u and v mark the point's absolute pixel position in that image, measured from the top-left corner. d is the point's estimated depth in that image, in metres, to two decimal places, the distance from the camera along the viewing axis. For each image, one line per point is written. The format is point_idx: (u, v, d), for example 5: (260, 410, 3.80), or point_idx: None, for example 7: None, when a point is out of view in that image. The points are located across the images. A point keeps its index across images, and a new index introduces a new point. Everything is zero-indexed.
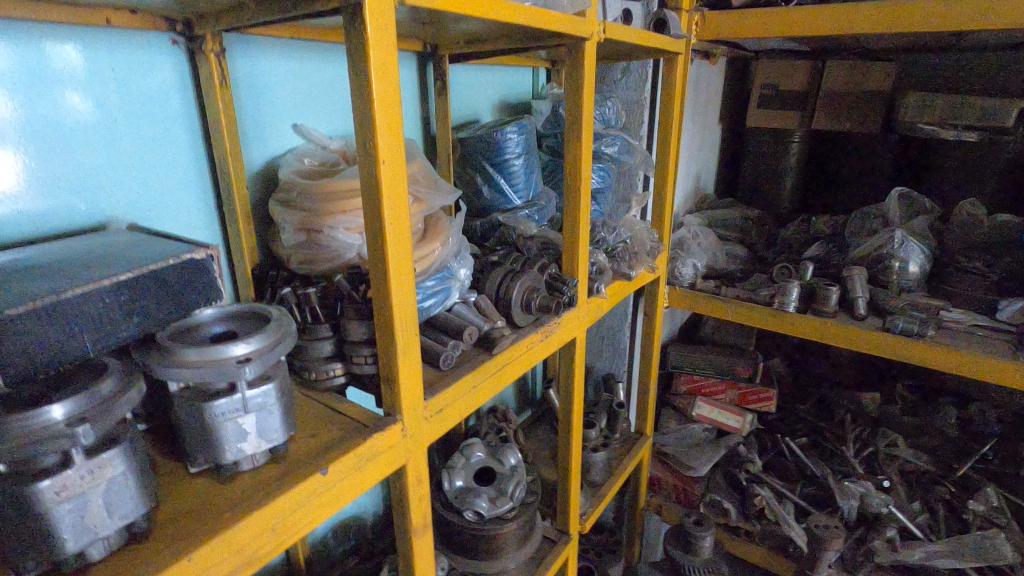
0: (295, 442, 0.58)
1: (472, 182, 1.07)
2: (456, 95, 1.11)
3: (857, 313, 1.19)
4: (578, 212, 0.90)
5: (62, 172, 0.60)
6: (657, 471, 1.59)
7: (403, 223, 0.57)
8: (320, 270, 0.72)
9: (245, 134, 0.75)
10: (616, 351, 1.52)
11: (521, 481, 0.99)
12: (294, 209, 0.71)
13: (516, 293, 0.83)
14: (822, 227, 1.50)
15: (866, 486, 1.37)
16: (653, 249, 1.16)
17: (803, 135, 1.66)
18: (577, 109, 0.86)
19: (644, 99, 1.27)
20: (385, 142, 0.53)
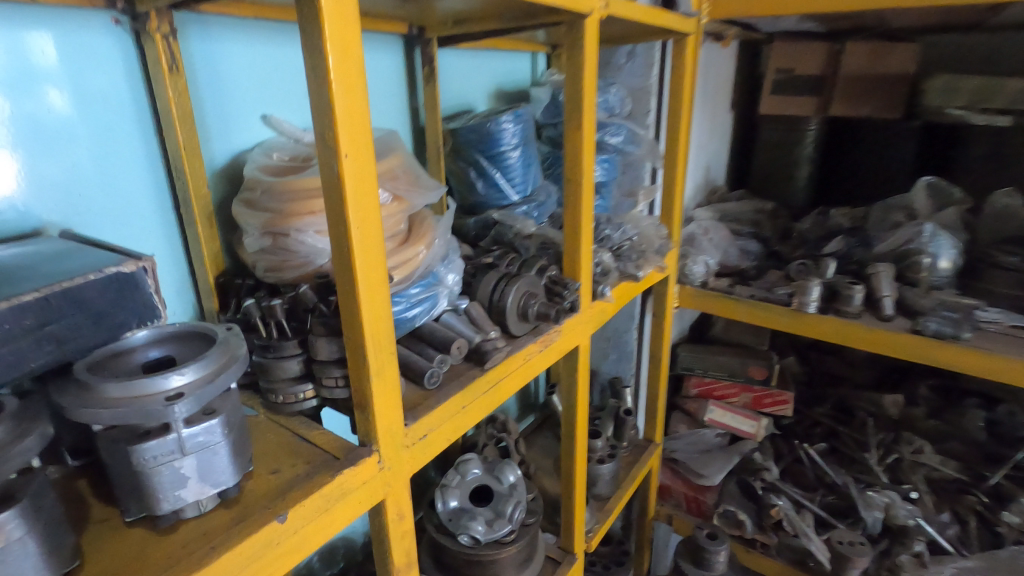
0: (251, 480, 0.50)
1: (464, 176, 0.98)
2: (448, 83, 1.03)
3: (883, 314, 1.10)
4: (580, 207, 0.82)
5: (6, 174, 0.54)
6: (666, 479, 1.51)
7: (374, 224, 0.49)
8: (287, 278, 0.63)
9: (205, 125, 0.67)
10: (622, 354, 1.43)
11: (520, 501, 0.91)
12: (258, 211, 0.63)
13: (510, 301, 0.74)
14: (841, 220, 1.41)
15: (891, 496, 1.30)
16: (662, 247, 1.08)
17: (819, 122, 1.57)
18: (577, 95, 0.77)
19: (651, 85, 1.18)
20: (348, 133, 0.45)
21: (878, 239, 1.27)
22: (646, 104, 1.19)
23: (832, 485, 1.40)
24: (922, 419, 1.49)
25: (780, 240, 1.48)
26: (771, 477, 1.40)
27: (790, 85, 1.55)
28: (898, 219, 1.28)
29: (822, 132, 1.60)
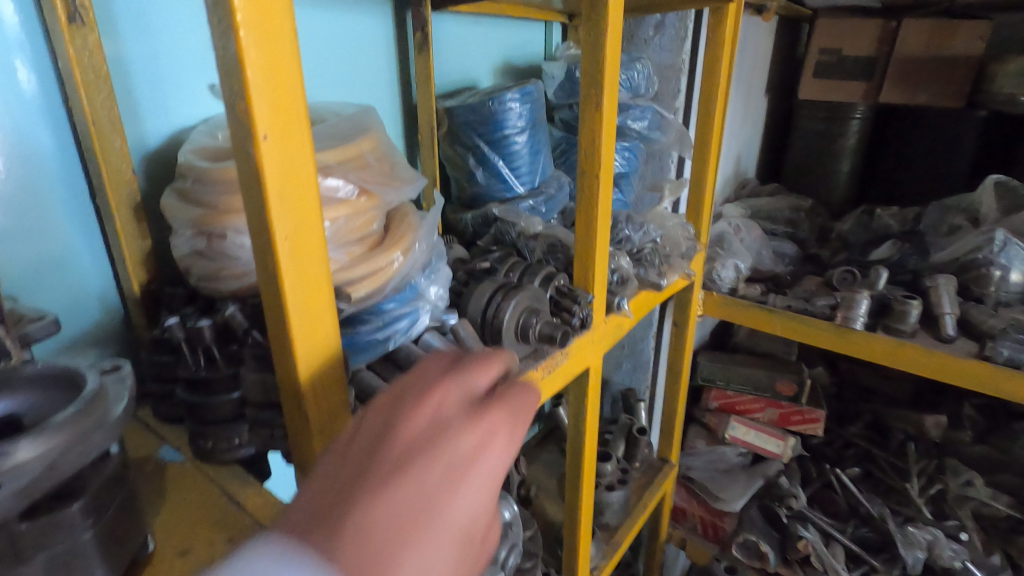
0: (150, 567, 0.38)
1: (462, 164, 0.84)
2: (446, 53, 0.89)
3: (943, 334, 0.95)
4: (595, 205, 0.68)
5: None
6: (681, 500, 1.40)
7: (312, 231, 0.36)
8: (226, 290, 0.51)
9: (131, 94, 0.54)
10: (638, 364, 1.29)
11: (515, 545, 0.78)
12: (190, 204, 0.50)
13: (506, 317, 0.61)
14: (890, 222, 1.26)
15: (934, 533, 1.17)
16: (689, 250, 0.94)
17: (866, 110, 1.40)
18: (597, 69, 0.63)
19: (682, 62, 1.03)
20: (269, 104, 0.31)
21: (936, 246, 1.12)
22: (675, 84, 1.04)
23: (867, 516, 1.26)
24: (967, 444, 1.33)
25: (818, 242, 1.33)
26: (798, 505, 1.26)
27: (835, 68, 1.40)
28: (957, 221, 1.14)
29: (869, 121, 1.43)
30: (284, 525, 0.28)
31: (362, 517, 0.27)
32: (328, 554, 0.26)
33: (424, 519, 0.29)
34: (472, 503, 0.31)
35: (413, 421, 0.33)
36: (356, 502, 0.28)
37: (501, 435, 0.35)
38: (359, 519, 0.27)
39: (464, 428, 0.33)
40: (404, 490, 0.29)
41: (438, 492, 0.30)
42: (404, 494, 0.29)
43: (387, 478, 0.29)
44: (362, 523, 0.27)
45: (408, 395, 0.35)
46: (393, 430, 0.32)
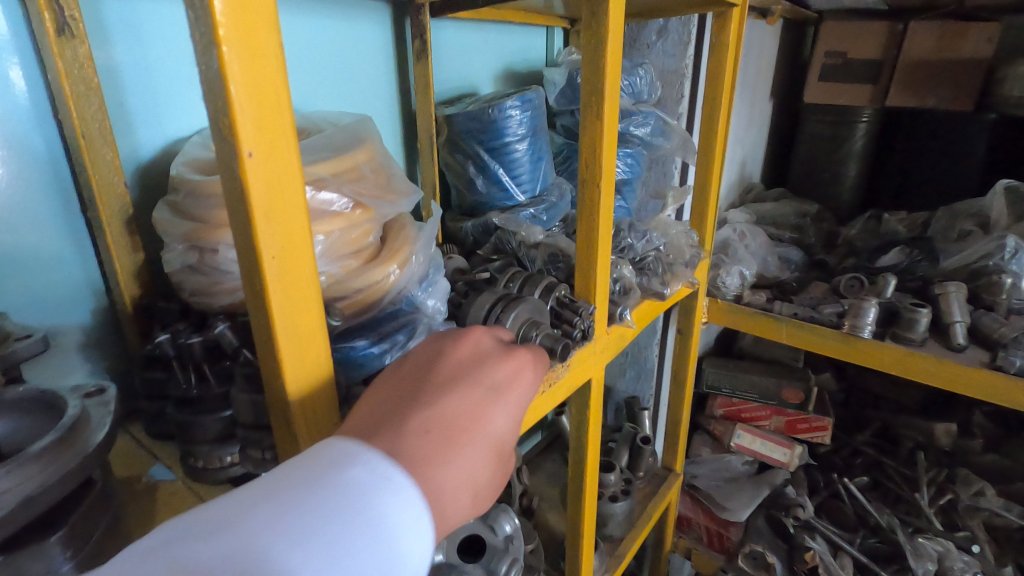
0: None
1: (462, 172, 0.83)
2: (445, 60, 0.88)
3: (954, 343, 0.93)
4: (597, 215, 0.67)
5: None
6: (686, 509, 1.38)
7: (301, 249, 0.35)
8: (217, 304, 0.50)
9: (124, 105, 0.54)
10: (642, 371, 1.27)
11: (516, 560, 0.75)
12: (181, 218, 0.49)
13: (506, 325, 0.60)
14: (898, 228, 1.24)
15: (945, 545, 1.15)
16: (694, 258, 0.92)
17: (873, 113, 1.38)
18: (597, 77, 0.61)
19: (685, 67, 1.01)
20: (254, 120, 0.30)
21: (945, 252, 1.10)
22: (678, 90, 1.03)
23: (876, 527, 1.24)
24: (978, 453, 1.31)
25: (824, 248, 1.32)
26: (806, 514, 1.25)
27: (842, 71, 1.38)
28: (967, 227, 1.12)
29: (876, 125, 1.42)
30: (361, 428, 0.35)
31: (426, 416, 0.35)
32: (404, 440, 0.34)
33: (473, 422, 0.37)
34: (506, 416, 0.39)
35: (455, 357, 0.41)
36: (419, 405, 0.36)
37: (526, 370, 0.43)
38: (420, 417, 0.35)
39: (497, 362, 0.42)
40: (455, 401, 0.37)
41: (481, 403, 0.38)
42: (456, 404, 0.37)
43: (440, 392, 0.37)
44: (426, 421, 0.35)
45: (448, 341, 0.43)
46: (441, 361, 0.40)
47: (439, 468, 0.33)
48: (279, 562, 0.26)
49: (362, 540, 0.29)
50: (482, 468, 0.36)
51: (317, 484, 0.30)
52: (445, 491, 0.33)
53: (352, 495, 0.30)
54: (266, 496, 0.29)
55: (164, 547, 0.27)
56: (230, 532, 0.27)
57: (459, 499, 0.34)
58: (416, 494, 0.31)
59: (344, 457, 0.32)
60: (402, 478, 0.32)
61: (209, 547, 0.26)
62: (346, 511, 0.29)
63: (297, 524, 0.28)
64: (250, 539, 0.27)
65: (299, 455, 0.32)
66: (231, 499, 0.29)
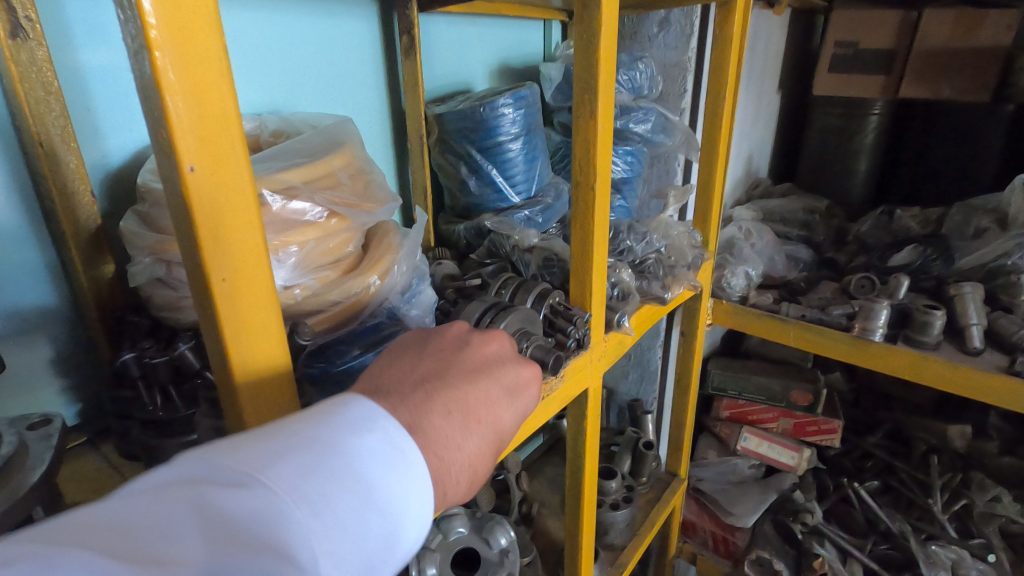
0: None
1: (454, 172, 0.80)
2: (437, 56, 0.85)
3: (970, 347, 0.89)
4: (592, 219, 0.64)
5: None
6: (691, 513, 1.36)
7: (256, 268, 0.32)
8: (186, 319, 0.47)
9: (90, 109, 0.51)
10: (644, 373, 1.24)
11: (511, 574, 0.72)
12: (146, 228, 0.46)
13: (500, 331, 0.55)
14: (910, 224, 1.20)
15: (959, 552, 1.11)
16: (697, 259, 0.89)
17: (884, 105, 1.33)
18: (591, 74, 0.58)
19: (687, 60, 0.97)
20: (195, 132, 0.28)
21: (960, 250, 1.06)
22: (681, 84, 0.99)
23: (887, 532, 1.21)
24: (994, 456, 1.26)
25: (834, 245, 1.28)
26: (814, 520, 1.21)
27: (852, 61, 1.33)
28: (983, 223, 1.08)
29: (888, 117, 1.37)
30: None
31: (450, 397, 0.35)
32: (425, 416, 0.33)
33: (488, 415, 0.36)
34: (516, 417, 0.39)
35: (478, 348, 0.40)
36: (444, 385, 0.35)
37: (535, 383, 0.43)
38: (444, 397, 0.34)
39: (519, 363, 0.41)
40: (476, 391, 0.36)
41: (499, 399, 0.37)
42: (477, 394, 0.36)
43: (464, 378, 0.36)
44: (449, 403, 0.34)
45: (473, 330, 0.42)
46: (468, 350, 0.39)
47: (448, 452, 0.33)
48: (302, 524, 0.25)
49: (375, 510, 0.28)
50: (483, 460, 0.35)
51: (339, 445, 0.29)
52: (448, 474, 0.32)
53: (371, 464, 0.29)
54: (288, 449, 0.28)
55: (187, 490, 0.25)
56: (255, 483, 0.26)
57: (458, 484, 0.33)
58: (425, 471, 0.31)
59: (365, 422, 0.30)
60: (417, 453, 0.31)
61: (233, 498, 0.25)
62: (365, 479, 0.28)
63: (321, 487, 0.27)
64: (275, 495, 0.26)
65: (317, 411, 0.30)
66: (252, 445, 0.28)
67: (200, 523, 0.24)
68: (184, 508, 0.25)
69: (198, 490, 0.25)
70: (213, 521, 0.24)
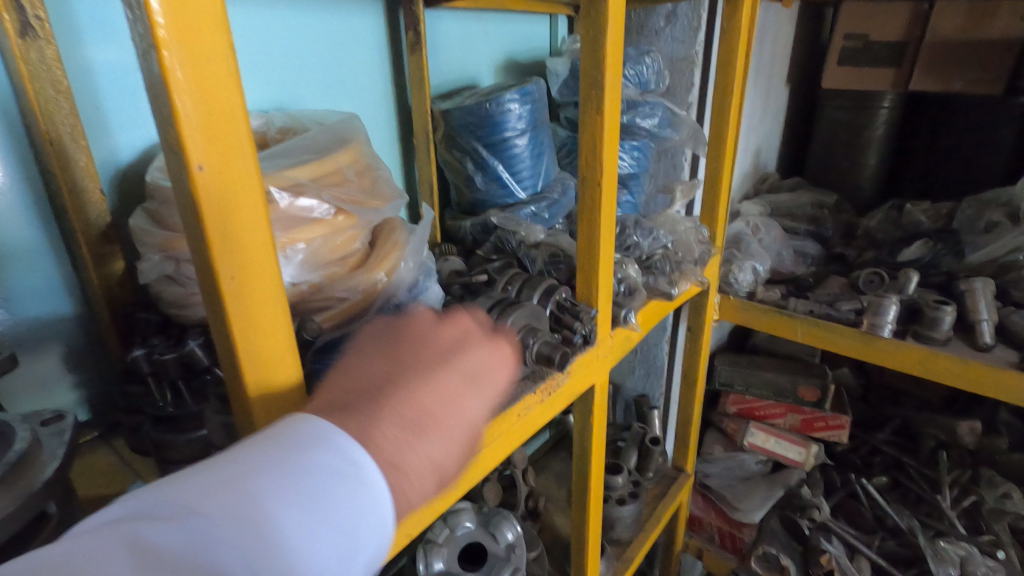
0: None
1: (460, 169, 0.80)
2: (443, 52, 0.85)
3: (981, 343, 0.89)
4: (598, 215, 0.64)
5: None
6: (697, 509, 1.36)
7: (265, 266, 0.33)
8: (195, 316, 0.48)
9: (100, 106, 0.52)
10: (651, 369, 1.24)
11: (518, 569, 0.72)
12: (155, 225, 0.46)
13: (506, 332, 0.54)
14: (920, 218, 1.19)
15: (967, 548, 1.11)
16: (704, 254, 0.89)
17: (894, 98, 1.32)
18: (597, 69, 0.58)
19: (695, 54, 0.97)
20: (203, 130, 0.28)
21: (971, 245, 1.05)
22: (688, 78, 0.98)
23: (895, 529, 1.20)
24: (1004, 452, 1.26)
25: (843, 240, 1.27)
26: (821, 516, 1.21)
27: (862, 54, 1.32)
28: (994, 218, 1.07)
29: (898, 110, 1.35)
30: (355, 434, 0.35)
31: (403, 400, 0.34)
32: (377, 426, 0.33)
33: (449, 411, 0.35)
34: (482, 404, 0.38)
35: (438, 340, 0.39)
36: (398, 388, 0.34)
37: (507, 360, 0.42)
38: (397, 402, 0.34)
39: (482, 347, 0.40)
40: (433, 389, 0.35)
41: (460, 392, 0.37)
42: (434, 393, 0.35)
43: (420, 377, 0.36)
44: (402, 407, 0.34)
45: (436, 321, 0.41)
46: (428, 342, 0.39)
47: (406, 458, 0.33)
48: (240, 544, 0.26)
49: (326, 523, 0.29)
50: (451, 456, 0.35)
51: (285, 464, 0.30)
52: (408, 481, 0.33)
53: (317, 481, 0.30)
54: (229, 475, 0.29)
55: (121, 527, 0.25)
56: (191, 514, 0.27)
57: (423, 489, 0.34)
58: (378, 482, 0.32)
59: (314, 438, 0.31)
60: (368, 463, 0.32)
61: (168, 528, 0.26)
62: (312, 497, 0.29)
63: (260, 509, 0.28)
64: (212, 521, 0.26)
65: (265, 434, 0.31)
66: (194, 474, 0.29)
67: (131, 555, 0.25)
68: (116, 545, 0.25)
69: (132, 526, 0.25)
70: (150, 553, 0.25)
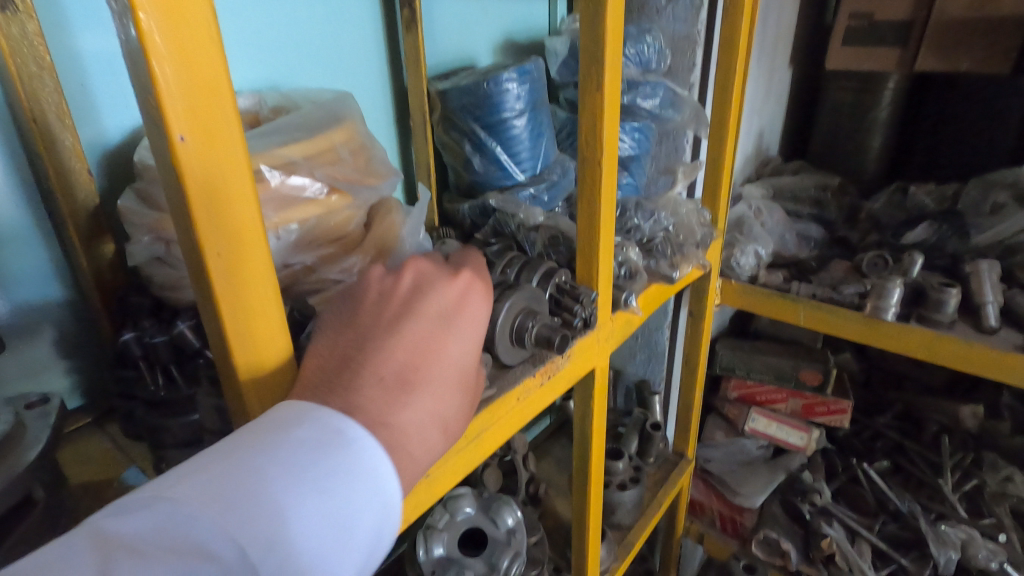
0: None
1: (458, 150, 0.79)
2: (440, 31, 0.83)
3: (985, 326, 0.88)
4: (599, 195, 0.62)
5: None
6: (699, 493, 1.37)
7: (253, 244, 0.32)
8: (186, 300, 0.47)
9: (86, 86, 0.50)
10: (652, 354, 1.23)
11: (518, 555, 0.72)
12: (144, 207, 0.45)
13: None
14: (925, 200, 1.17)
15: (969, 532, 1.12)
16: (706, 237, 0.87)
17: (899, 79, 1.30)
18: (597, 44, 0.56)
19: (697, 33, 0.94)
20: (185, 99, 0.27)
21: (976, 227, 1.04)
22: (690, 58, 0.96)
23: (896, 512, 1.21)
24: (1006, 436, 1.25)
25: (846, 223, 1.26)
26: (822, 500, 1.21)
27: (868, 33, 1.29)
28: (1000, 199, 1.05)
29: (903, 91, 1.33)
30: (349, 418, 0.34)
31: (376, 362, 0.34)
32: (355, 393, 0.33)
33: (426, 361, 0.36)
34: (460, 343, 0.39)
35: (396, 290, 0.38)
36: (368, 352, 0.35)
37: (476, 290, 0.41)
38: (371, 366, 0.34)
39: (443, 284, 0.40)
40: (404, 342, 0.36)
41: (434, 340, 0.37)
42: (406, 345, 0.36)
43: (390, 335, 0.36)
44: (377, 369, 0.34)
45: (387, 273, 0.40)
46: (392, 292, 0.38)
47: (394, 417, 0.34)
48: (213, 522, 0.27)
49: (308, 493, 0.30)
50: (446, 402, 0.37)
51: (260, 445, 0.31)
52: (404, 435, 0.34)
53: (293, 455, 0.30)
54: (203, 461, 0.30)
55: (97, 521, 0.27)
56: (161, 500, 0.28)
57: (422, 443, 0.35)
58: (366, 442, 0.32)
59: (291, 419, 0.32)
60: (349, 429, 0.32)
61: (144, 510, 0.27)
62: (288, 470, 0.30)
63: (236, 488, 0.29)
64: (181, 503, 0.27)
65: (246, 424, 0.32)
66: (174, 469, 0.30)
67: (103, 544, 0.26)
68: (91, 537, 0.26)
69: (103, 519, 0.27)
70: (125, 537, 0.26)
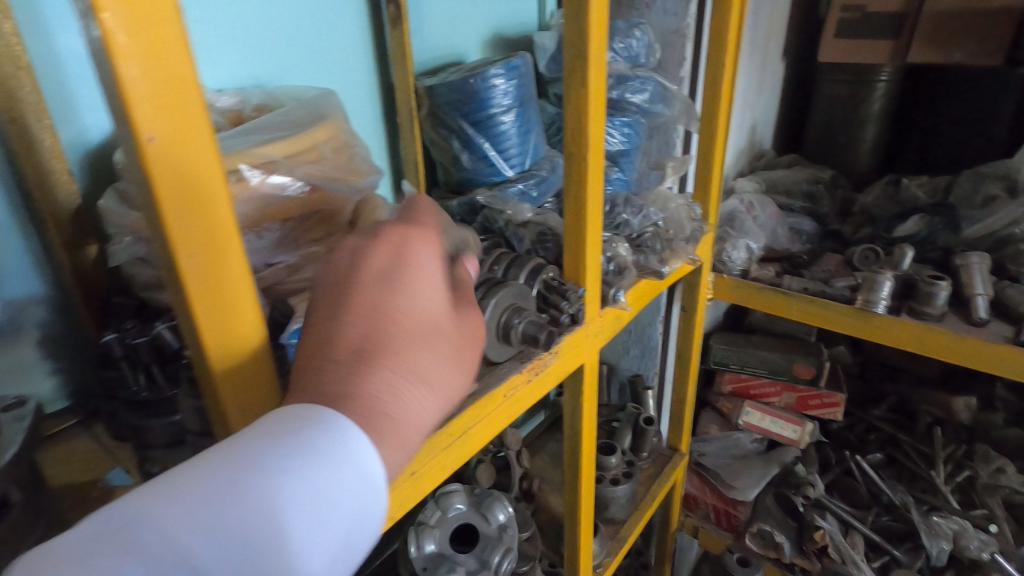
0: None
1: (446, 147, 0.78)
2: (427, 27, 0.83)
3: (976, 319, 0.88)
4: (585, 190, 0.62)
5: None
6: (694, 487, 1.36)
7: (227, 244, 0.32)
8: (168, 300, 0.47)
9: (66, 86, 0.50)
10: (646, 349, 1.23)
11: (511, 550, 0.73)
12: (124, 207, 0.45)
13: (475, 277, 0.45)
14: (917, 193, 1.17)
15: (961, 522, 1.12)
16: (695, 232, 0.87)
17: (892, 71, 1.30)
18: (581, 39, 0.55)
19: (686, 26, 0.94)
20: (152, 98, 0.27)
21: (968, 219, 1.04)
22: (680, 52, 0.96)
23: (889, 505, 1.21)
24: (999, 428, 1.26)
25: (839, 217, 1.26)
26: (816, 493, 1.21)
27: (861, 25, 1.29)
28: (992, 191, 1.05)
29: (896, 83, 1.33)
30: None
31: (322, 342, 0.33)
32: (308, 381, 0.32)
33: (378, 323, 0.34)
34: (416, 294, 0.36)
35: (340, 260, 0.37)
36: (316, 335, 0.33)
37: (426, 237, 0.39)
38: (319, 348, 0.33)
39: (384, 236, 0.37)
40: (351, 309, 0.34)
41: (383, 299, 0.35)
42: (354, 312, 0.34)
43: (338, 310, 0.34)
44: (324, 348, 0.33)
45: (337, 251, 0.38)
46: (339, 265, 0.36)
47: (355, 384, 0.32)
48: (156, 519, 0.26)
49: (260, 480, 0.28)
50: (414, 357, 0.34)
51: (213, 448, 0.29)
52: (365, 402, 0.31)
53: (243, 448, 0.29)
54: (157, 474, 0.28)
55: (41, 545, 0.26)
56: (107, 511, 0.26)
57: (407, 408, 0.33)
58: (320, 418, 0.30)
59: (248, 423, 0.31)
60: (300, 411, 0.30)
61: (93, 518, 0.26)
62: (238, 462, 0.28)
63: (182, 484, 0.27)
64: (124, 507, 0.26)
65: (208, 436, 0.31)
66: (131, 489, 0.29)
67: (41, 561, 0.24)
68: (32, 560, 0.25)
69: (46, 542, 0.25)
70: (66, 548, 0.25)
